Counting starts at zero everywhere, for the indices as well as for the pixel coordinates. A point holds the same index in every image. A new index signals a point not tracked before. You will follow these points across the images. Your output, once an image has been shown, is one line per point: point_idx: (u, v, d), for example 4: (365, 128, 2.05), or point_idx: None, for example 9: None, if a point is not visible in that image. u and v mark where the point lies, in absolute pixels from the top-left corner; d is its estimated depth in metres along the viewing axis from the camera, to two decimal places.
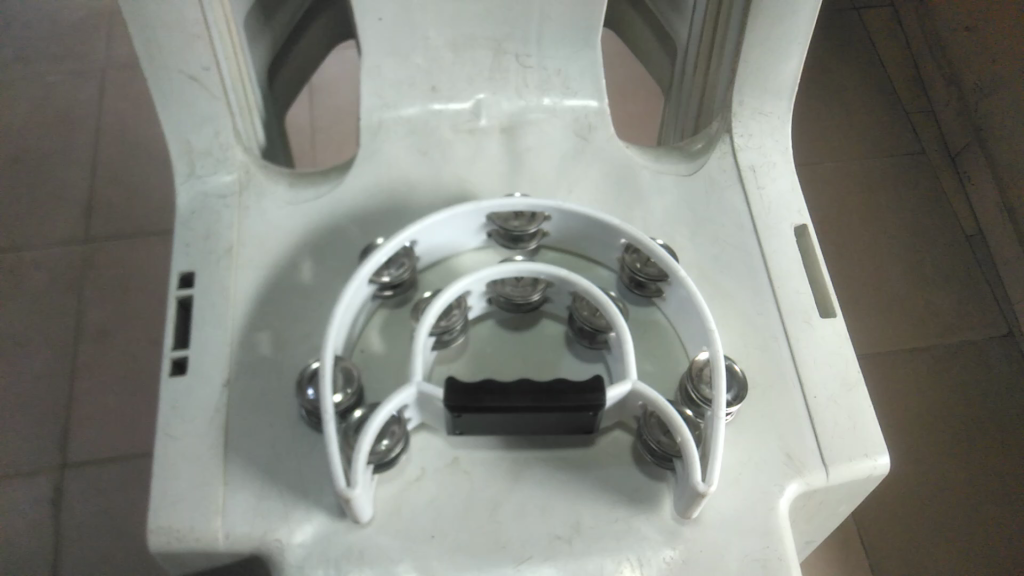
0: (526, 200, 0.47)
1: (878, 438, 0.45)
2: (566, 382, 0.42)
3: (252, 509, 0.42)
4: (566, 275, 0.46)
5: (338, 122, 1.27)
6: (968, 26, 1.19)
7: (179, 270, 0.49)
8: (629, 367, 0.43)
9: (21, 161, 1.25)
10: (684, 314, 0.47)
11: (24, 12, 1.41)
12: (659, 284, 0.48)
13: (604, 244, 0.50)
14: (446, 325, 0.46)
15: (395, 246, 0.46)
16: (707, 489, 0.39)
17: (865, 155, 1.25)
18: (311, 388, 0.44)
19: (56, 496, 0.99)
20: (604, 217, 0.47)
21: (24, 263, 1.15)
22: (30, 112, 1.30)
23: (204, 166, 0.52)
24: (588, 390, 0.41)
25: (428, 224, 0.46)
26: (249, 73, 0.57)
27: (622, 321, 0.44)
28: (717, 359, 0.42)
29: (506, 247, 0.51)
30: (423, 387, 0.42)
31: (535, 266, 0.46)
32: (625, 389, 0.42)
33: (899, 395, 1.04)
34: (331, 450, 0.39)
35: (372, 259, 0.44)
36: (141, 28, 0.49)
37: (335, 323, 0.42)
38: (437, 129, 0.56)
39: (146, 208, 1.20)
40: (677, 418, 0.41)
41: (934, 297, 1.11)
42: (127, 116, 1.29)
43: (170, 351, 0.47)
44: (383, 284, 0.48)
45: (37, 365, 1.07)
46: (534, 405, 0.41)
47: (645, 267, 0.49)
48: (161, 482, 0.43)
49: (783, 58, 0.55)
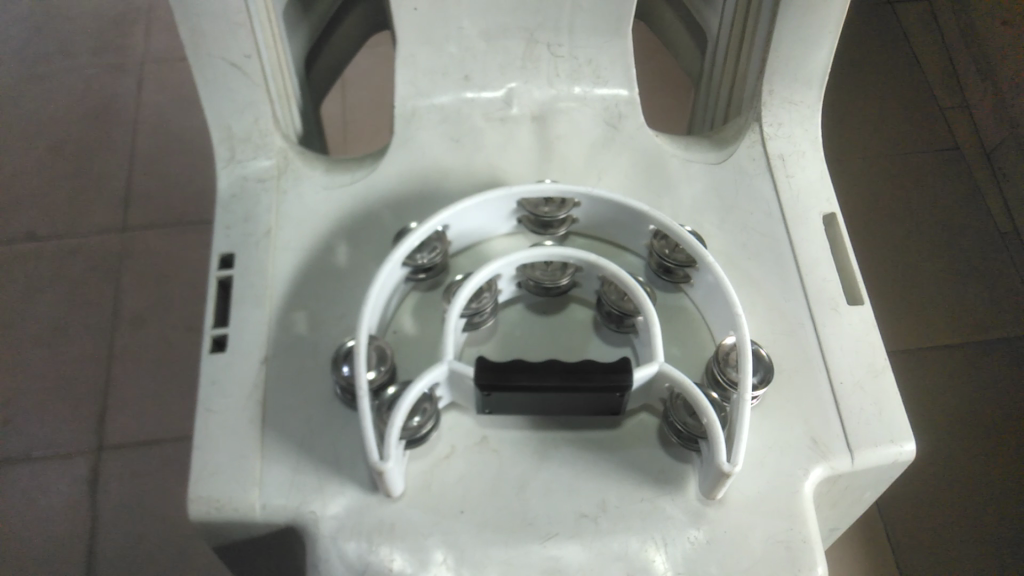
0: (557, 185, 0.47)
1: (905, 425, 0.46)
2: (594, 363, 0.43)
3: (288, 481, 0.44)
4: (595, 259, 0.47)
5: (370, 115, 1.28)
6: (1004, 20, 1.17)
7: (219, 251, 0.51)
8: (656, 350, 0.43)
9: (63, 152, 1.28)
10: (712, 299, 0.47)
11: (65, 5, 1.44)
12: (687, 270, 0.49)
13: (632, 230, 0.51)
14: (478, 307, 0.47)
15: (427, 230, 0.47)
16: (732, 469, 0.40)
17: (897, 150, 1.24)
18: (346, 366, 0.46)
19: (95, 477, 1.02)
20: (634, 203, 0.48)
21: (65, 251, 1.18)
22: (70, 104, 1.33)
23: (244, 151, 0.54)
24: (617, 369, 0.42)
25: (460, 209, 0.47)
26: (287, 61, 0.59)
27: (649, 305, 0.45)
28: (744, 341, 0.42)
29: (536, 233, 0.52)
30: (455, 365, 0.43)
31: (564, 250, 0.47)
32: (653, 370, 0.43)
33: (928, 392, 1.03)
34: (366, 425, 0.40)
35: (406, 242, 0.45)
36: (185, 16, 0.50)
37: (370, 303, 0.43)
38: (470, 117, 0.57)
39: (183, 197, 1.22)
40: (703, 397, 0.41)
41: (965, 295, 1.10)
42: (165, 107, 1.32)
43: (211, 329, 0.48)
44: (416, 267, 0.49)
45: (77, 349, 1.11)
46: (564, 384, 0.42)
47: (673, 252, 0.49)
48: (202, 454, 0.44)
49: (814, 47, 0.55)
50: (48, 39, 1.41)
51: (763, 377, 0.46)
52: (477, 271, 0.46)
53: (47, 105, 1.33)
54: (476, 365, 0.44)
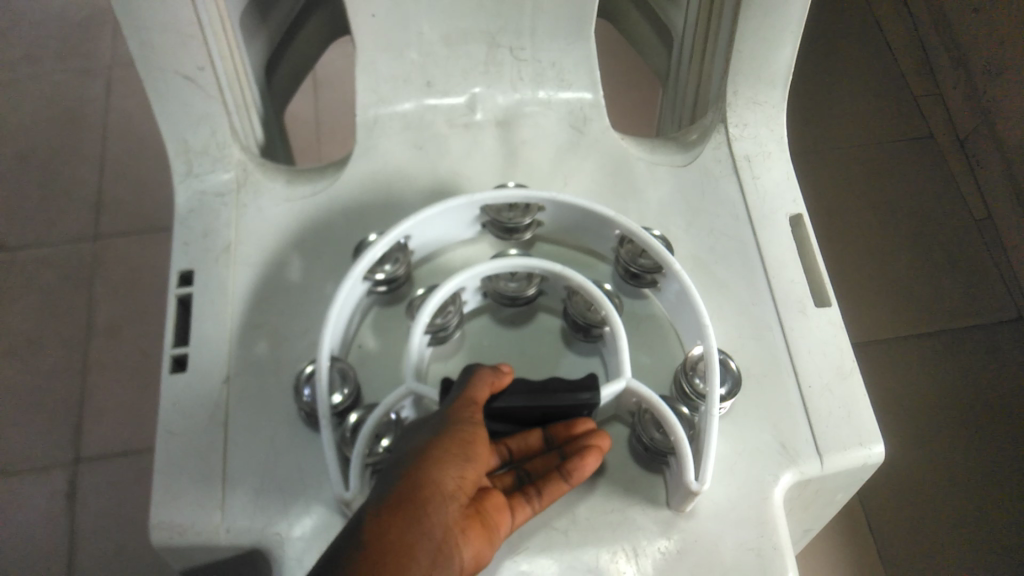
0: (520, 191, 0.47)
1: (874, 428, 0.45)
2: (560, 380, 0.42)
3: (253, 503, 0.43)
4: (560, 269, 0.46)
5: (341, 115, 1.27)
6: (975, 7, 1.16)
7: (178, 269, 0.50)
8: (623, 365, 0.43)
9: (29, 160, 1.26)
10: (680, 307, 0.47)
11: (25, 10, 1.41)
12: (654, 275, 0.48)
13: (599, 235, 0.50)
14: (444, 321, 0.47)
15: (388, 243, 0.45)
16: (700, 488, 0.39)
17: (869, 140, 1.24)
18: (308, 390, 0.45)
19: (71, 490, 1.00)
20: (599, 208, 0.47)
21: (35, 262, 1.16)
22: (38, 111, 1.31)
23: (202, 165, 0.53)
24: (584, 386, 0.41)
25: (423, 217, 0.46)
26: (245, 70, 0.58)
27: (616, 314, 0.44)
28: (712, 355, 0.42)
29: (500, 239, 0.52)
30: (416, 388, 0.42)
31: (529, 260, 0.46)
32: (620, 386, 0.42)
33: (903, 381, 1.03)
34: (329, 456, 0.40)
35: (366, 257, 0.44)
36: (134, 29, 0.49)
37: (329, 327, 0.42)
38: (433, 124, 0.57)
39: (154, 204, 1.21)
40: (671, 414, 0.41)
41: (940, 283, 1.11)
42: (133, 112, 1.30)
43: (170, 348, 0.47)
44: (378, 281, 0.48)
45: (49, 361, 1.09)
46: (532, 404, 0.41)
47: (638, 257, 0.49)
48: (164, 478, 0.44)
49: (777, 47, 0.55)
50: (12, 43, 1.38)
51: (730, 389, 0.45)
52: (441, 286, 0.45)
53: (13, 112, 1.31)
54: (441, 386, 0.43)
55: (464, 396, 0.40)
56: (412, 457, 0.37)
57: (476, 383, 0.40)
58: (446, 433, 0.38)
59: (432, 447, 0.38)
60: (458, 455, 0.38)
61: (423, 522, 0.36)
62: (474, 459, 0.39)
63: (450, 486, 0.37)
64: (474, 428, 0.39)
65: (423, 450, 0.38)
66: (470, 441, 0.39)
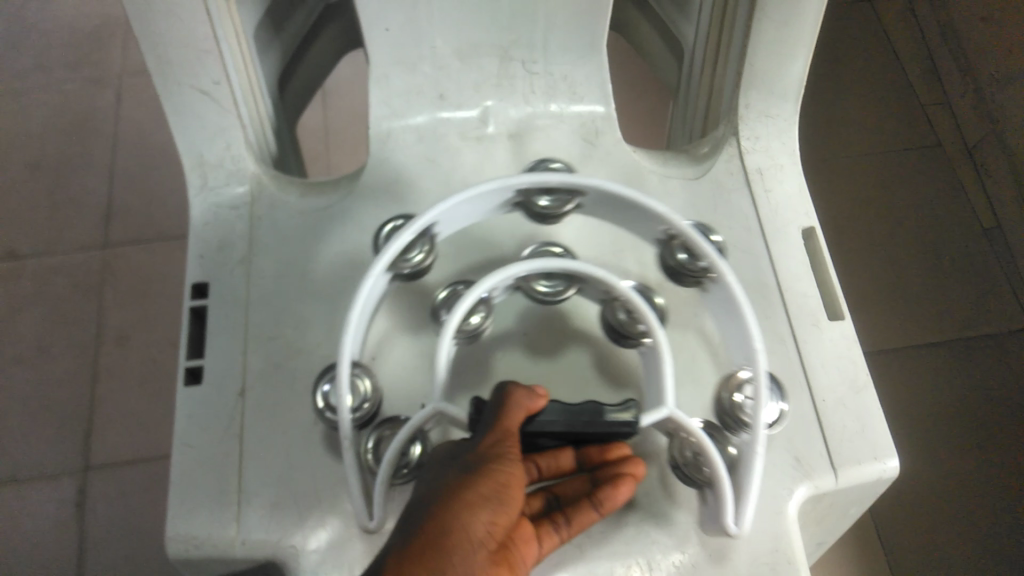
0: (555, 175, 0.44)
1: (888, 442, 0.46)
2: (595, 404, 0.41)
3: (268, 516, 0.44)
4: (603, 273, 0.44)
5: (350, 123, 1.28)
6: (985, 17, 1.15)
7: (193, 281, 0.50)
8: (665, 393, 0.41)
9: (39, 166, 1.26)
10: (727, 313, 0.45)
11: (36, 16, 1.41)
12: (704, 276, 0.48)
13: (644, 226, 0.48)
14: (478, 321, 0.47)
15: (414, 232, 0.43)
16: (737, 531, 0.40)
17: (877, 148, 1.22)
18: (328, 383, 0.45)
19: (80, 499, 1.00)
20: (646, 202, 0.44)
21: (46, 270, 1.15)
22: (47, 119, 1.30)
23: (217, 178, 0.53)
24: (624, 419, 0.40)
25: (450, 204, 0.44)
26: (259, 83, 0.58)
27: (660, 330, 0.42)
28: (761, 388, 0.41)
29: (534, 222, 0.52)
30: (444, 408, 0.41)
31: (568, 261, 0.44)
32: (663, 415, 0.40)
33: (912, 391, 1.03)
34: (353, 487, 0.40)
35: (387, 251, 0.42)
36: (152, 45, 0.49)
37: (351, 326, 0.41)
38: (446, 137, 0.57)
39: (165, 211, 1.20)
40: (714, 451, 0.40)
41: (950, 293, 1.10)
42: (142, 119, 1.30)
43: (185, 360, 0.48)
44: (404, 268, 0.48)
45: (60, 370, 1.09)
46: (567, 430, 0.41)
47: (682, 254, 0.49)
48: (181, 490, 0.44)
49: (789, 61, 0.55)
50: (21, 50, 1.38)
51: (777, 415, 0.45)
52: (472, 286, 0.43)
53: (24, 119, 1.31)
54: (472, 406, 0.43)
55: (499, 429, 0.40)
56: (443, 500, 0.37)
57: (510, 411, 0.40)
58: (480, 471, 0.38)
59: (464, 491, 0.37)
60: (488, 501, 0.38)
61: (447, 567, 0.35)
62: (507, 501, 0.39)
63: (480, 531, 0.37)
64: (509, 466, 0.39)
65: (456, 488, 0.38)
66: (505, 480, 0.39)
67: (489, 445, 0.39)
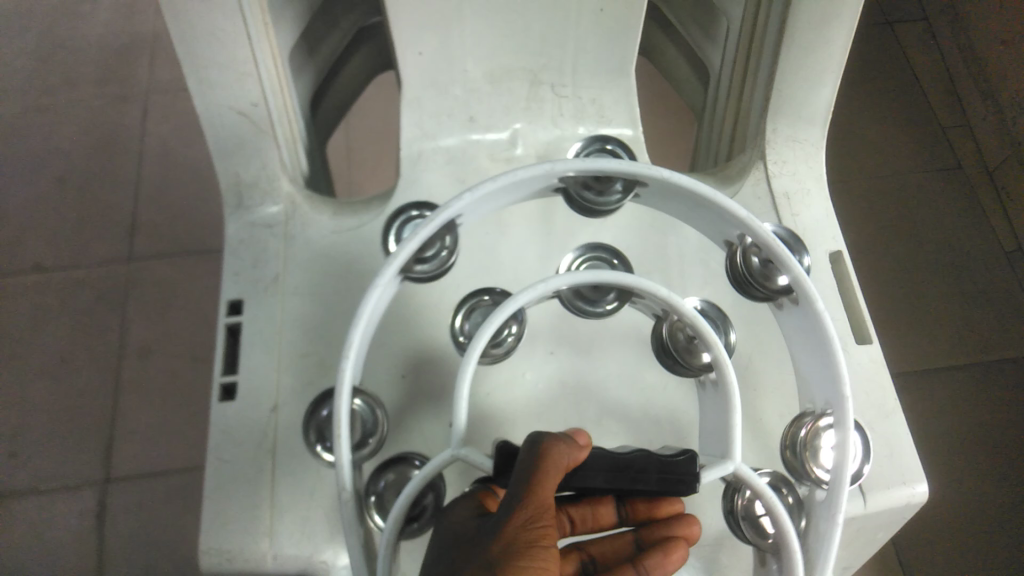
0: (613, 162, 0.41)
1: (916, 467, 0.47)
2: (648, 456, 0.39)
3: (299, 532, 0.45)
4: (665, 293, 0.41)
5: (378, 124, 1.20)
6: (1003, 40, 1.13)
7: (228, 298, 0.51)
8: (733, 446, 0.40)
9: (49, 165, 1.18)
10: (807, 333, 0.43)
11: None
12: (778, 296, 0.48)
13: (718, 225, 0.46)
14: (513, 337, 0.50)
15: (436, 226, 0.41)
16: None
17: (897, 168, 1.18)
18: (325, 409, 0.47)
19: (101, 511, 0.99)
20: (722, 202, 0.41)
21: (69, 282, 1.10)
22: (64, 129, 1.21)
23: (252, 196, 0.54)
24: (676, 481, 0.38)
25: (480, 192, 0.41)
26: (293, 104, 0.59)
27: (727, 362, 0.41)
28: (846, 441, 0.39)
29: (586, 215, 0.54)
30: (461, 455, 0.38)
31: (622, 274, 0.41)
32: (728, 469, 0.39)
33: (942, 416, 1.01)
34: (350, 544, 0.38)
35: (403, 250, 0.40)
36: (194, 68, 0.51)
37: (359, 328, 0.39)
38: (475, 157, 0.58)
39: (195, 227, 1.13)
40: (782, 507, 0.38)
41: (976, 320, 1.07)
42: (175, 121, 1.21)
43: (219, 376, 0.49)
44: (428, 260, 0.50)
45: (80, 382, 1.05)
46: (608, 486, 0.39)
47: (750, 257, 0.50)
48: (214, 505, 0.45)
49: (818, 87, 0.56)
50: (31, 54, 1.27)
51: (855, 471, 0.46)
52: (507, 300, 0.41)
53: (24, 121, 1.22)
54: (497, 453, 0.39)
55: (534, 505, 0.37)
56: None
57: (548, 481, 0.37)
58: (512, 568, 0.36)
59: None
60: None
61: None
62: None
63: None
64: (543, 553, 0.37)
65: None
66: (538, 572, 0.37)
67: (523, 522, 0.37)
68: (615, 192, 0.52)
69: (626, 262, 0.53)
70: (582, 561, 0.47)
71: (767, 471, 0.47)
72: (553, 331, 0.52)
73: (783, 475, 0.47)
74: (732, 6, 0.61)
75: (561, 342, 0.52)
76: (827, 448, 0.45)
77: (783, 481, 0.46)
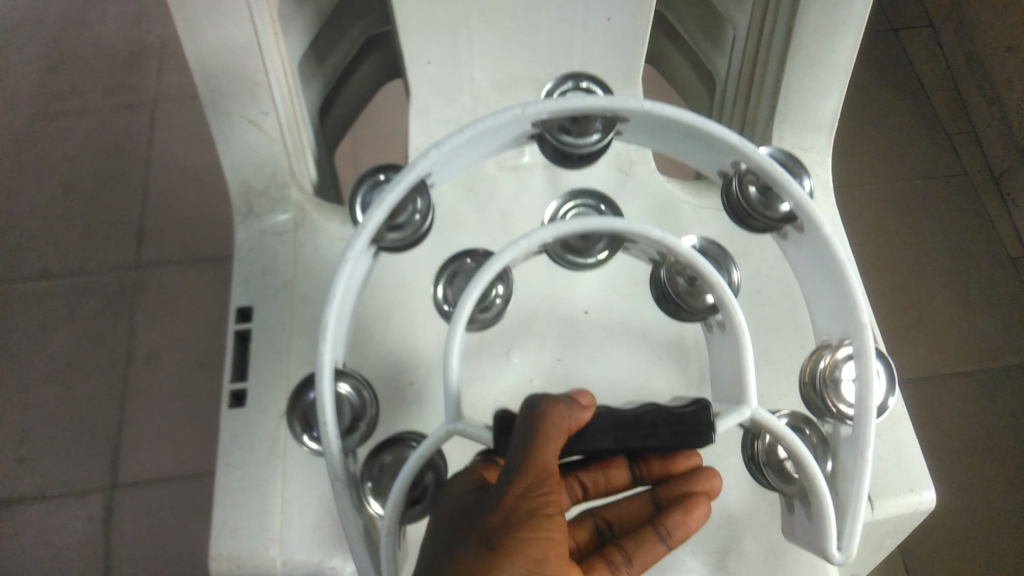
0: (587, 98, 0.42)
1: (924, 474, 0.48)
2: (658, 412, 0.40)
3: (309, 539, 0.46)
4: (659, 234, 0.44)
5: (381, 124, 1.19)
6: (1008, 45, 1.11)
7: (237, 305, 0.52)
8: (747, 391, 0.42)
9: (56, 168, 1.18)
10: (819, 262, 0.45)
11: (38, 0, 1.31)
12: (784, 224, 0.49)
13: (706, 153, 0.47)
14: (501, 299, 0.54)
15: (404, 187, 0.42)
16: (842, 560, 0.41)
17: (900, 176, 1.17)
18: (312, 392, 0.47)
19: (107, 516, 0.99)
20: (711, 127, 0.43)
21: (77, 289, 1.09)
22: (69, 137, 1.20)
23: (261, 204, 0.55)
24: (692, 432, 0.39)
25: (447, 146, 0.42)
26: (302, 112, 0.59)
27: (732, 299, 0.43)
28: (869, 371, 0.40)
29: (559, 163, 0.53)
30: (456, 429, 0.40)
31: (611, 219, 0.44)
32: (744, 415, 0.41)
33: (950, 421, 1.01)
34: (350, 535, 0.39)
35: (375, 211, 0.42)
36: (206, 80, 0.53)
37: (337, 292, 0.40)
38: (483, 165, 0.59)
39: (202, 232, 1.12)
40: (804, 448, 0.40)
41: (982, 327, 1.07)
42: (182, 123, 1.20)
43: (229, 384, 0.50)
44: (398, 227, 0.51)
45: (88, 387, 1.05)
46: (618, 445, 0.40)
47: (747, 185, 0.50)
48: (223, 511, 0.46)
49: (823, 94, 0.57)
50: (36, 59, 1.26)
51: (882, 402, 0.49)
52: (501, 250, 0.44)
53: (30, 126, 1.21)
54: (495, 422, 0.41)
55: (534, 473, 0.39)
56: (481, 548, 0.38)
57: (547, 447, 0.39)
58: (514, 539, 0.38)
59: (501, 540, 0.38)
60: (528, 545, 0.39)
61: None
62: (547, 543, 0.39)
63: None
64: (545, 523, 0.39)
65: (489, 557, 0.38)
66: (540, 540, 0.39)
67: (527, 485, 0.39)
68: (594, 132, 0.51)
69: (612, 206, 0.57)
70: (598, 525, 0.51)
71: (784, 414, 0.49)
72: (562, 338, 0.54)
73: (804, 415, 0.49)
74: (739, 15, 0.61)
75: (569, 349, 0.54)
76: (847, 381, 0.47)
77: (804, 421, 0.48)
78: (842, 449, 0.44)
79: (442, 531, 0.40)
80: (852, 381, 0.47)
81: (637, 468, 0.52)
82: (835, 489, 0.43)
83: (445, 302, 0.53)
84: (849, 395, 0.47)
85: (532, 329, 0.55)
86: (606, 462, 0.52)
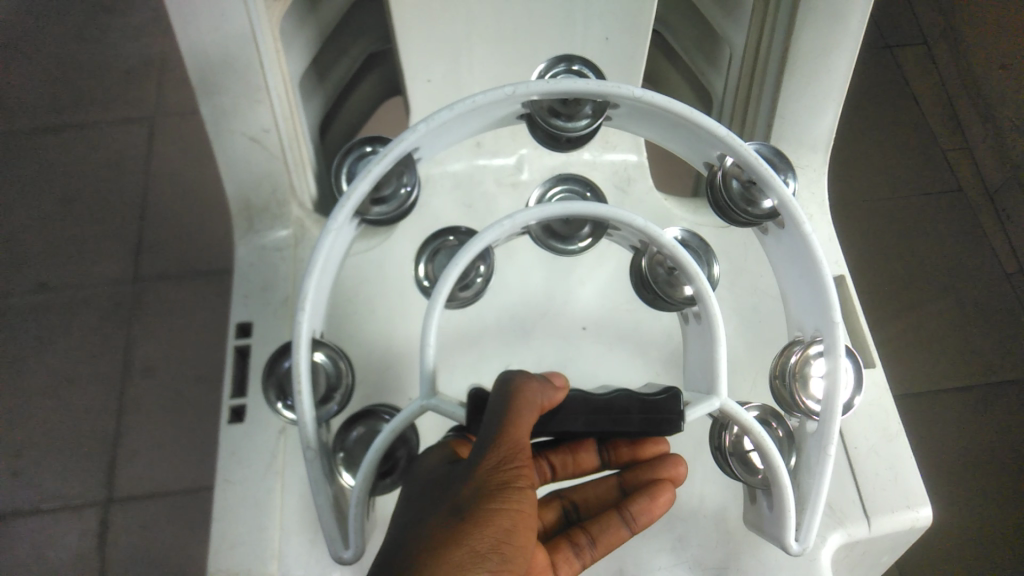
0: (579, 82, 0.43)
1: (920, 492, 0.51)
2: (628, 397, 0.42)
3: (306, 554, 0.49)
4: (642, 223, 0.44)
5: None
6: (1003, 64, 1.13)
7: (238, 321, 0.54)
8: (718, 383, 0.43)
9: (54, 180, 1.18)
10: (795, 253, 0.46)
11: (35, 10, 1.31)
12: (766, 223, 0.49)
13: (694, 143, 0.47)
14: (481, 278, 0.55)
15: (390, 162, 0.43)
16: (799, 551, 0.44)
17: (896, 191, 1.17)
18: (287, 361, 0.50)
19: (102, 531, 0.99)
20: (701, 118, 0.43)
21: (75, 301, 1.10)
22: (69, 149, 1.20)
23: (262, 221, 0.56)
24: (662, 420, 0.41)
25: (435, 123, 0.43)
26: (303, 129, 0.60)
27: (709, 290, 0.44)
28: (837, 368, 0.42)
29: (549, 146, 0.53)
30: (431, 404, 0.41)
31: (593, 204, 0.45)
32: (713, 405, 0.42)
33: (944, 436, 1.02)
34: (320, 503, 0.41)
35: (358, 186, 0.42)
36: (207, 97, 0.53)
37: (315, 267, 0.41)
38: (482, 182, 0.61)
39: (197, 244, 1.11)
40: (769, 440, 0.42)
41: (976, 345, 1.07)
42: (179, 136, 1.20)
43: (229, 399, 0.52)
44: (384, 198, 0.52)
45: (84, 399, 1.05)
46: (589, 428, 0.42)
47: (731, 179, 0.51)
48: (222, 527, 0.49)
49: (819, 113, 0.59)
50: (35, 70, 1.26)
51: (848, 401, 0.50)
52: (483, 233, 0.44)
53: (30, 138, 1.21)
54: (467, 402, 0.43)
55: (507, 447, 0.41)
56: (453, 518, 0.39)
57: (520, 421, 0.41)
58: (485, 508, 0.39)
59: (473, 510, 0.39)
60: (501, 516, 0.40)
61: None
62: (518, 518, 0.40)
63: (487, 545, 0.39)
64: (516, 494, 0.40)
65: (460, 525, 0.39)
66: (512, 511, 0.40)
67: (500, 459, 0.40)
68: (584, 116, 0.51)
69: (597, 193, 0.59)
70: (565, 506, 0.54)
71: (755, 406, 0.52)
72: (558, 353, 0.56)
73: (773, 409, 0.52)
74: (737, 36, 0.62)
75: (567, 363, 0.56)
76: (814, 377, 0.49)
77: (772, 415, 0.51)
78: (806, 445, 0.46)
79: (414, 504, 0.41)
80: (819, 377, 0.49)
81: (606, 453, 0.55)
82: (798, 483, 0.46)
83: (425, 278, 0.56)
84: (815, 391, 0.49)
85: (529, 343, 0.56)
86: (575, 445, 0.55)
